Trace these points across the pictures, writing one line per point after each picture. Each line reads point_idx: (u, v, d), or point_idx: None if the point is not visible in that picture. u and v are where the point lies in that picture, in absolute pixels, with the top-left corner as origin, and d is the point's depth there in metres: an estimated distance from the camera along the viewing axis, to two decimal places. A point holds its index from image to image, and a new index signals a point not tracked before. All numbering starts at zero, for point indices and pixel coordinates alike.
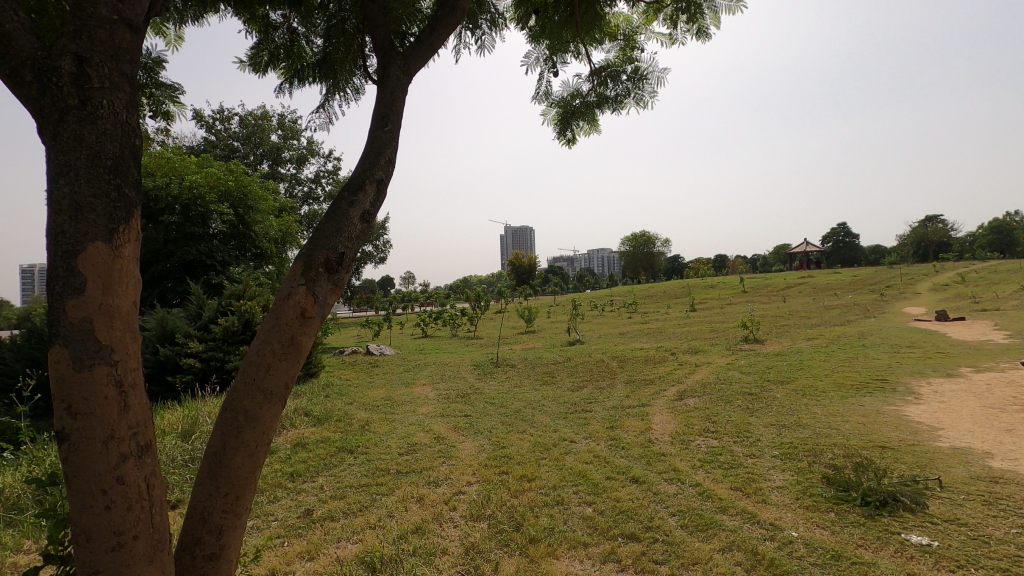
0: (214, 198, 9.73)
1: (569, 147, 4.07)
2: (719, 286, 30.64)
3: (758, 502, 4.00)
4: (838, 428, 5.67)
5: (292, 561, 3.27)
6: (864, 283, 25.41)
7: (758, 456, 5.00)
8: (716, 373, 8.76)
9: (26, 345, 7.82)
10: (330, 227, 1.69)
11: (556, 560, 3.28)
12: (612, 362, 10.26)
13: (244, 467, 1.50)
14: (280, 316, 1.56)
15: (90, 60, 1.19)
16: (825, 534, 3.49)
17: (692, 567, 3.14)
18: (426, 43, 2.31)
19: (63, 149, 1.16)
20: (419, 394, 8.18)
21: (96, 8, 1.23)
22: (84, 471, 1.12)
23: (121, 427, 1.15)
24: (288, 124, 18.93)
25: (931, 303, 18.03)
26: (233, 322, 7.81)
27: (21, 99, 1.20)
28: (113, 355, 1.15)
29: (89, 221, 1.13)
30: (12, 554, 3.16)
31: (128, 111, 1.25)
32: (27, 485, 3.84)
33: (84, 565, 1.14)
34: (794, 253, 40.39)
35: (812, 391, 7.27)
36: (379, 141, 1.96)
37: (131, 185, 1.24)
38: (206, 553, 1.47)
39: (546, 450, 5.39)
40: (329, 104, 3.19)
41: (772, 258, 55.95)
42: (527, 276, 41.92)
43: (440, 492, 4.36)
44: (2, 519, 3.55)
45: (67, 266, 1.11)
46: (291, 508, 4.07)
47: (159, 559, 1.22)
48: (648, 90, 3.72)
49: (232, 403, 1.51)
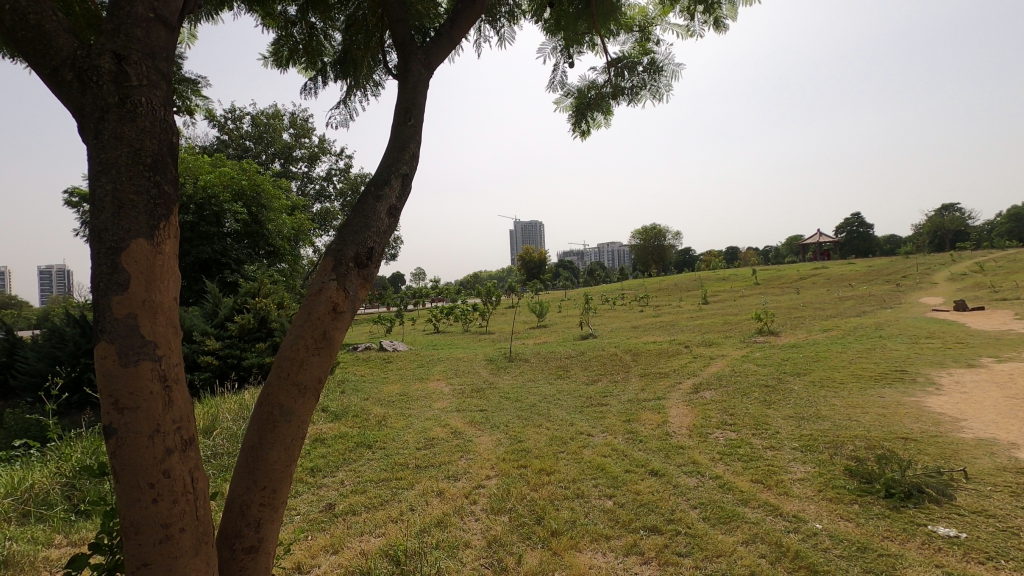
0: (228, 198, 9.80)
1: (583, 139, 4.05)
2: (731, 279, 30.41)
3: (780, 495, 3.98)
4: (858, 419, 5.61)
5: (317, 554, 3.31)
6: (879, 274, 25.05)
7: (778, 449, 4.96)
8: (732, 366, 8.70)
9: (47, 345, 7.95)
10: (359, 222, 1.69)
11: (580, 553, 3.28)
12: (625, 355, 10.22)
13: (280, 461, 1.51)
14: (312, 311, 1.56)
15: (129, 59, 1.20)
16: (850, 526, 3.47)
17: (717, 560, 3.13)
18: (447, 36, 2.30)
19: (104, 147, 1.17)
20: (433, 390, 8.22)
21: (133, 7, 1.25)
22: (131, 464, 1.14)
23: (165, 422, 1.17)
24: (300, 123, 18.94)
25: (948, 293, 17.77)
26: (249, 320, 7.94)
27: (62, 99, 1.21)
28: (157, 350, 1.16)
29: (131, 217, 1.15)
30: (44, 549, 3.24)
31: (165, 108, 1.26)
32: (54, 481, 3.91)
33: (133, 558, 1.16)
34: (808, 243, 40.09)
35: (830, 382, 7.20)
36: (403, 136, 1.95)
37: (171, 182, 1.25)
38: (246, 546, 1.49)
39: (563, 443, 5.39)
40: (349, 101, 3.19)
41: (785, 249, 55.29)
42: (538, 271, 41.96)
43: (460, 486, 4.38)
44: (32, 514, 3.62)
45: (112, 262, 1.12)
46: (313, 502, 4.12)
47: (204, 552, 1.24)
48: (663, 82, 3.70)
49: (267, 397, 1.52)
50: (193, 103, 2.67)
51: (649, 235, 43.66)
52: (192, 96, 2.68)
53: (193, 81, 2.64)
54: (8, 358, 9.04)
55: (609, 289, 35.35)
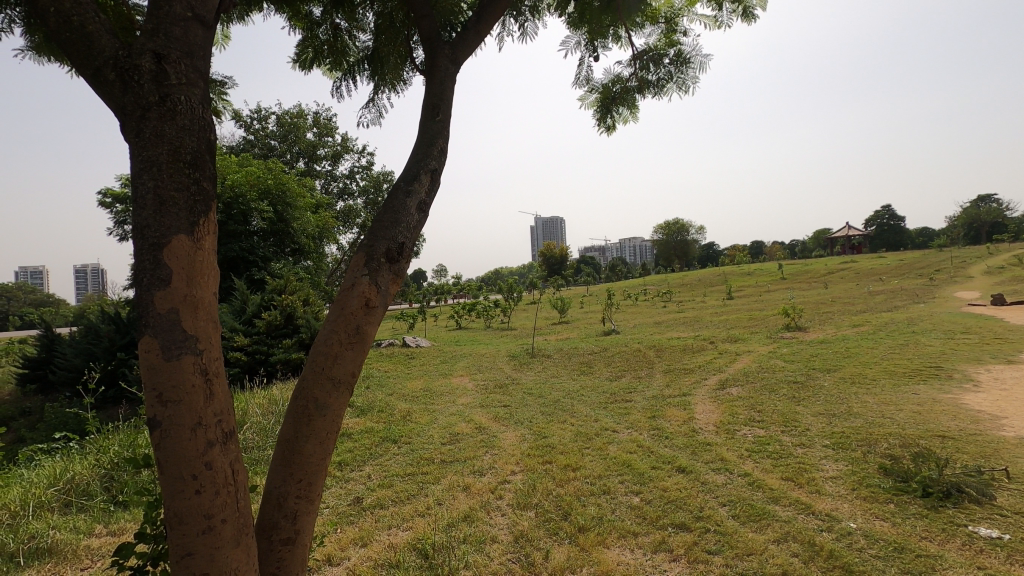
0: (254, 197, 9.97)
1: (608, 134, 4.00)
2: (756, 274, 29.85)
3: (812, 493, 3.90)
4: (892, 417, 5.46)
5: (346, 547, 3.35)
6: (912, 268, 24.27)
7: (808, 446, 4.86)
8: (759, 362, 8.56)
9: (85, 341, 8.23)
10: (389, 218, 1.70)
11: (607, 550, 3.26)
12: (648, 351, 10.09)
13: (315, 454, 1.52)
14: (345, 306, 1.57)
15: (168, 58, 1.22)
16: (886, 526, 3.38)
17: (747, 558, 3.08)
18: (474, 31, 2.29)
19: (145, 145, 1.18)
20: (457, 386, 8.26)
21: (171, 6, 1.26)
22: (173, 456, 1.16)
23: (207, 415, 1.19)
24: (323, 121, 19.11)
25: (985, 288, 17.14)
26: (276, 316, 8.10)
27: (105, 98, 1.24)
28: (197, 344, 1.18)
29: (172, 214, 1.17)
30: (86, 538, 3.35)
31: (204, 107, 1.28)
32: (94, 472, 4.03)
33: (176, 548, 1.18)
34: (836, 237, 39.18)
35: (862, 379, 7.02)
36: (431, 131, 1.95)
37: (209, 179, 1.27)
38: (283, 538, 1.51)
39: (589, 440, 5.37)
40: (377, 99, 3.21)
41: (812, 244, 54.07)
42: (559, 268, 41.70)
43: (486, 481, 4.40)
44: (74, 504, 3.74)
45: (154, 258, 1.14)
46: (341, 496, 4.18)
47: (244, 543, 1.26)
48: (689, 74, 3.64)
49: (302, 391, 1.54)
50: (222, 105, 2.69)
51: (672, 230, 43.13)
52: (221, 98, 2.70)
53: (222, 83, 2.67)
54: (47, 355, 9.36)
55: (632, 284, 35.04)
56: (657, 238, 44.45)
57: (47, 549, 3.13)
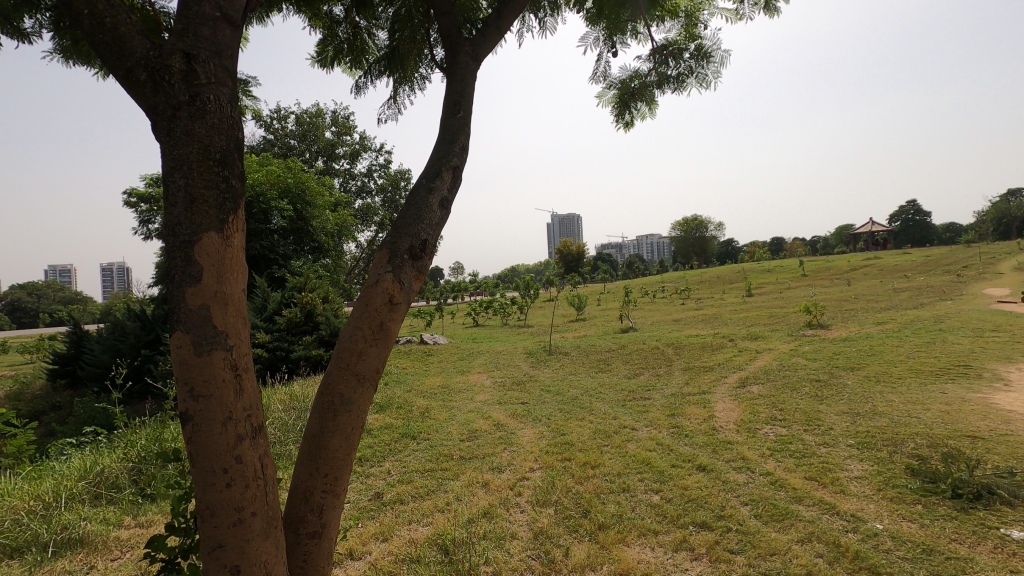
0: (274, 196, 10.10)
1: (626, 130, 3.96)
2: (777, 270, 29.37)
3: (837, 493, 3.83)
4: (918, 416, 5.35)
5: (367, 542, 3.38)
6: (939, 264, 23.66)
7: (832, 446, 4.78)
8: (780, 360, 8.44)
9: (112, 338, 8.44)
10: (412, 215, 1.71)
11: (628, 548, 3.24)
12: (667, 349, 10.01)
13: (341, 449, 1.54)
14: (369, 302, 1.58)
15: (197, 57, 1.24)
16: (914, 528, 3.31)
17: (770, 558, 3.04)
18: (494, 27, 2.28)
19: (176, 144, 1.20)
20: (475, 383, 8.29)
21: (200, 6, 1.28)
22: (205, 449, 1.18)
23: (237, 409, 1.20)
24: (341, 120, 19.26)
25: (1016, 284, 16.66)
26: (296, 314, 8.22)
27: (137, 98, 1.26)
28: (228, 340, 1.20)
29: (202, 212, 1.18)
30: (115, 530, 3.44)
31: (231, 106, 1.30)
32: (122, 465, 4.13)
33: (208, 539, 1.20)
34: (859, 232, 38.41)
35: (887, 377, 6.88)
36: (452, 128, 1.95)
37: (237, 177, 1.29)
38: (310, 531, 1.53)
39: (607, 437, 5.34)
40: (397, 96, 3.23)
41: (834, 240, 53.08)
42: (576, 265, 41.46)
43: (505, 477, 4.41)
44: (103, 496, 3.85)
45: (186, 255, 1.16)
46: (362, 491, 4.22)
47: (273, 535, 1.28)
48: (710, 69, 3.58)
49: (328, 387, 1.56)
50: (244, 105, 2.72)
51: (691, 227, 42.69)
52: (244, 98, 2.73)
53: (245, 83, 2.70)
54: (76, 351, 9.60)
55: (650, 281, 34.78)
56: (675, 235, 44.03)
57: (78, 539, 3.22)
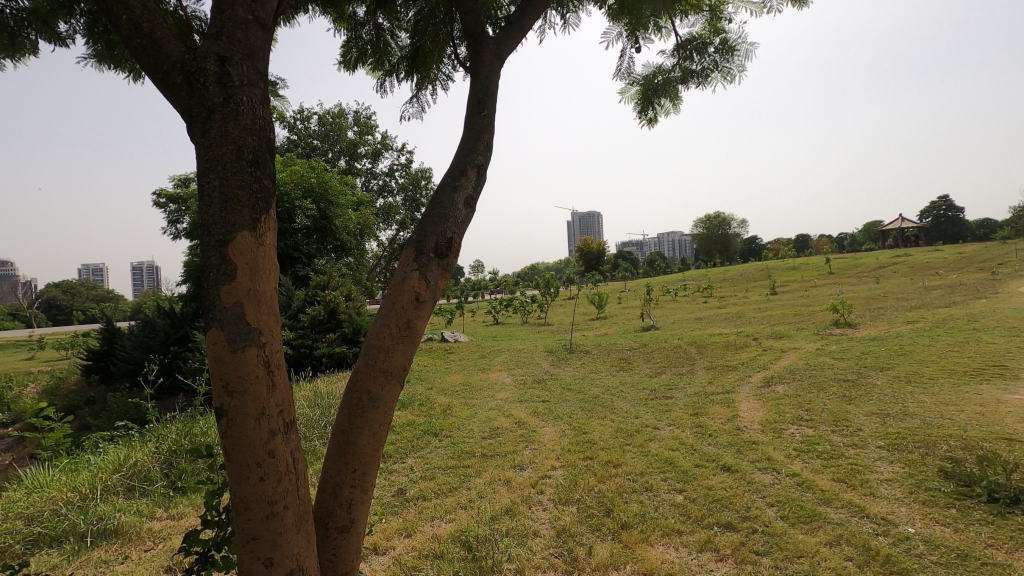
0: (298, 195, 10.26)
1: (649, 127, 3.93)
2: (802, 268, 28.74)
3: (866, 495, 3.75)
4: (952, 418, 5.20)
5: (391, 537, 3.42)
6: (972, 262, 22.93)
7: (861, 447, 4.68)
8: (806, 359, 8.28)
9: (143, 336, 8.68)
10: (438, 213, 1.71)
11: (652, 548, 3.22)
12: (689, 347, 9.90)
13: (369, 446, 1.56)
14: (396, 300, 1.60)
15: (231, 60, 1.27)
16: (948, 532, 3.22)
17: (798, 560, 2.99)
18: (517, 25, 2.28)
19: (210, 145, 1.23)
20: (495, 380, 8.31)
21: (233, 9, 1.31)
22: (239, 444, 1.20)
23: (269, 405, 1.23)
24: (363, 120, 19.45)
25: None
26: (319, 311, 8.35)
27: (173, 101, 1.29)
28: (261, 337, 1.22)
29: (236, 211, 1.21)
30: (148, 521, 3.53)
31: (264, 107, 1.32)
32: (154, 458, 4.24)
33: (242, 532, 1.23)
34: (888, 229, 37.44)
35: (917, 377, 6.71)
36: (477, 127, 1.95)
37: (269, 177, 1.31)
38: (339, 525, 1.55)
39: (629, 436, 5.31)
40: (421, 95, 3.25)
41: (861, 237, 51.85)
42: (596, 263, 41.19)
43: (526, 475, 4.41)
44: (137, 488, 3.95)
45: (220, 254, 1.19)
46: (385, 487, 4.27)
47: (305, 529, 1.30)
48: (735, 63, 3.53)
49: (356, 383, 1.58)
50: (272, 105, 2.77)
51: (714, 224, 42.12)
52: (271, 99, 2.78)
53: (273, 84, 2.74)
54: (109, 347, 9.89)
55: (671, 279, 34.39)
56: (697, 233, 43.47)
57: (114, 530, 3.32)
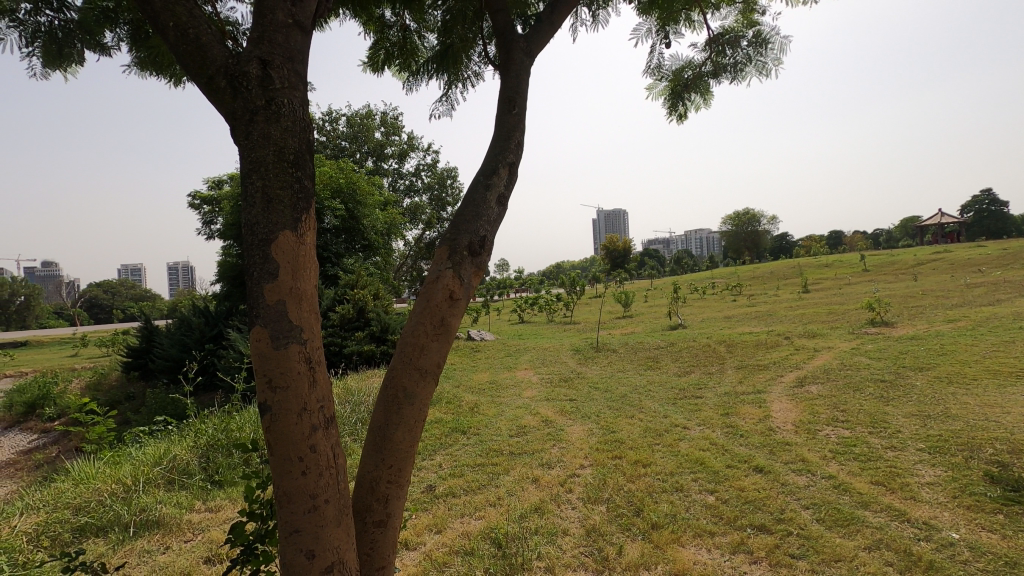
0: (328, 196, 10.43)
1: (679, 123, 3.87)
2: (836, 266, 27.98)
3: (907, 499, 3.64)
4: (997, 420, 5.00)
5: (421, 533, 3.46)
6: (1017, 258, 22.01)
7: (901, 449, 4.54)
8: (841, 359, 8.08)
9: (179, 334, 8.98)
10: (471, 211, 1.72)
11: (683, 548, 3.18)
12: (718, 346, 9.73)
13: (405, 441, 1.58)
14: (430, 298, 1.62)
15: (272, 63, 1.30)
16: (994, 538, 3.10)
17: (836, 565, 2.92)
18: (547, 22, 2.27)
19: (254, 146, 1.26)
20: (522, 379, 8.31)
21: (274, 14, 1.34)
22: (283, 438, 1.23)
23: (311, 401, 1.25)
24: (390, 121, 19.65)
25: None
26: (348, 310, 8.51)
27: (217, 105, 1.33)
28: (302, 334, 1.25)
29: (279, 211, 1.24)
30: (188, 513, 3.65)
31: (304, 109, 1.35)
32: (192, 452, 4.37)
33: (286, 524, 1.26)
34: (926, 224, 36.20)
35: (960, 378, 6.47)
36: (508, 124, 1.96)
37: (310, 177, 1.34)
38: (376, 520, 1.57)
39: (658, 435, 5.26)
40: (450, 94, 3.27)
41: (898, 233, 50.20)
42: (621, 261, 40.84)
43: (554, 474, 4.40)
44: (176, 481, 4.09)
45: (263, 253, 1.22)
46: (415, 484, 4.32)
47: (345, 523, 1.33)
48: (770, 56, 3.45)
49: (391, 379, 1.60)
50: None
51: (743, 221, 41.33)
52: None
53: None
54: (147, 344, 10.25)
55: (699, 278, 33.86)
56: (725, 230, 42.70)
57: (156, 522, 3.44)
